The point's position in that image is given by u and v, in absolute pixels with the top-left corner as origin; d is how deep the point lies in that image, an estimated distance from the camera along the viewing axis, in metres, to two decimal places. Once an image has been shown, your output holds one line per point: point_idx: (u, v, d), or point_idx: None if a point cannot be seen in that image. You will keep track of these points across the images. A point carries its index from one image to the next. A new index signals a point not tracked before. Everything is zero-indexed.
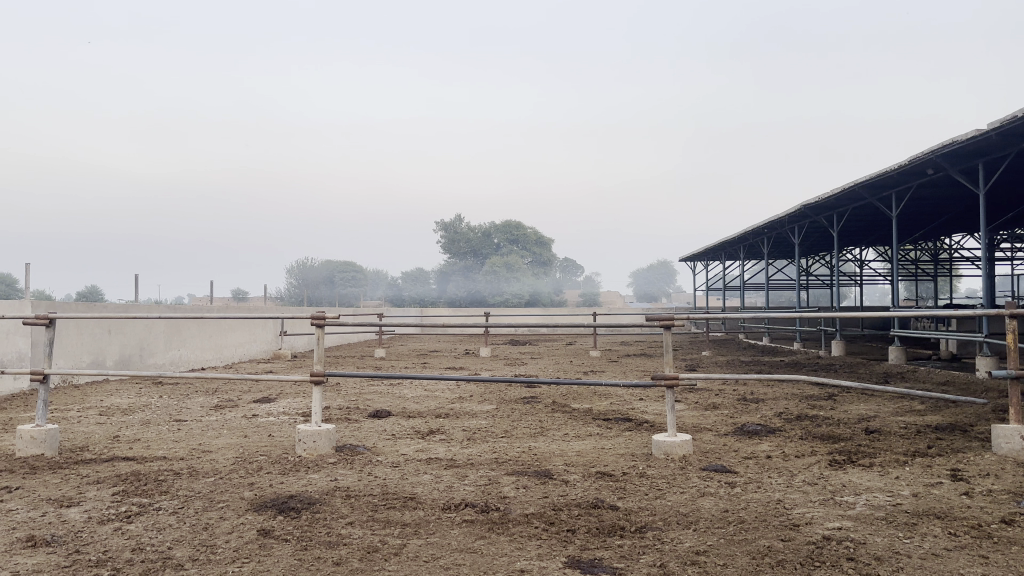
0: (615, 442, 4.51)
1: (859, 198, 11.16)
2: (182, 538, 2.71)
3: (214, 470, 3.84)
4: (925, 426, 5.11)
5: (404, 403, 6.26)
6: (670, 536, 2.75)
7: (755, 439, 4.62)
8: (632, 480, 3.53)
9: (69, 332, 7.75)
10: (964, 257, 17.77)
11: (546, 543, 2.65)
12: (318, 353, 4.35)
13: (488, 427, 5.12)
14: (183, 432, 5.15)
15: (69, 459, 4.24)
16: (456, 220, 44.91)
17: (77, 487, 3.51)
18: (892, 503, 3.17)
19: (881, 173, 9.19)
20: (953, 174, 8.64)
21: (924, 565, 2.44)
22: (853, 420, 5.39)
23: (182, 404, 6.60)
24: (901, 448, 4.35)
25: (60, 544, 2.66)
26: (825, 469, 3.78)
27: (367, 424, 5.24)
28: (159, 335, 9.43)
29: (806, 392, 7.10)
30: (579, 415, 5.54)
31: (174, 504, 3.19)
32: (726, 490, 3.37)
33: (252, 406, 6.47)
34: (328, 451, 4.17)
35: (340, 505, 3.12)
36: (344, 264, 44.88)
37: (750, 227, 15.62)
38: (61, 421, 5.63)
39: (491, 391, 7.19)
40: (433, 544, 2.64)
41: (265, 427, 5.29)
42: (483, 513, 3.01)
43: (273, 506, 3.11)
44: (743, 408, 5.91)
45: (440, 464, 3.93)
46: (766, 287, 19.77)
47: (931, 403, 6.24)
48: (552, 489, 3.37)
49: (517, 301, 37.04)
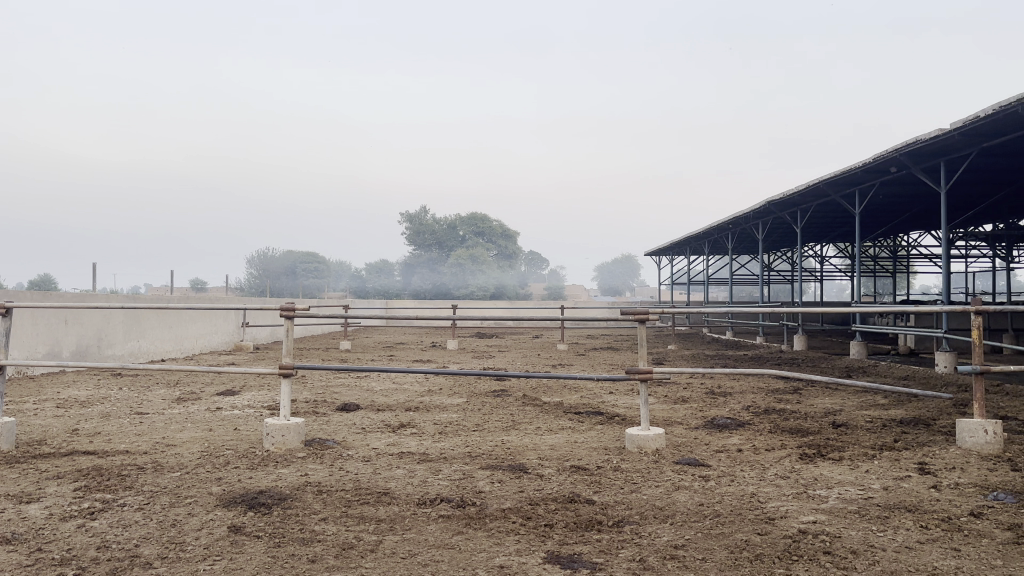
0: (587, 436, 4.50)
1: (823, 195, 11.32)
2: (149, 535, 2.63)
3: (179, 465, 3.74)
4: (889, 420, 5.19)
5: (372, 396, 6.19)
6: (648, 530, 2.74)
7: (725, 433, 4.65)
8: (606, 474, 3.52)
9: (24, 321, 7.53)
10: (922, 254, 18.13)
11: (524, 538, 2.62)
12: (287, 345, 4.26)
13: (458, 420, 5.09)
14: (146, 426, 5.02)
15: (27, 453, 4.11)
16: (421, 212, 44.63)
17: (36, 482, 3.40)
18: (864, 496, 3.19)
19: (847, 170, 9.31)
20: (916, 172, 8.78)
21: (899, 558, 2.46)
22: (820, 413, 5.46)
23: (143, 397, 6.44)
24: (869, 441, 4.41)
25: (21, 542, 2.56)
26: (797, 463, 3.81)
27: (335, 417, 5.18)
28: (118, 325, 9.21)
29: (771, 386, 7.18)
30: (550, 409, 5.52)
31: (139, 500, 3.10)
32: (701, 483, 3.38)
33: (216, 399, 6.34)
34: (297, 446, 4.09)
35: (312, 501, 3.06)
36: (308, 255, 44.35)
37: (715, 223, 15.77)
38: (17, 414, 5.46)
39: (459, 384, 7.15)
40: (410, 540, 2.60)
41: (231, 420, 5.19)
42: (459, 508, 2.97)
43: (243, 502, 3.04)
44: (712, 402, 5.94)
45: (413, 458, 3.88)
46: (729, 281, 19.98)
47: (894, 397, 6.35)
48: (527, 483, 3.34)
49: (482, 294, 36.96)
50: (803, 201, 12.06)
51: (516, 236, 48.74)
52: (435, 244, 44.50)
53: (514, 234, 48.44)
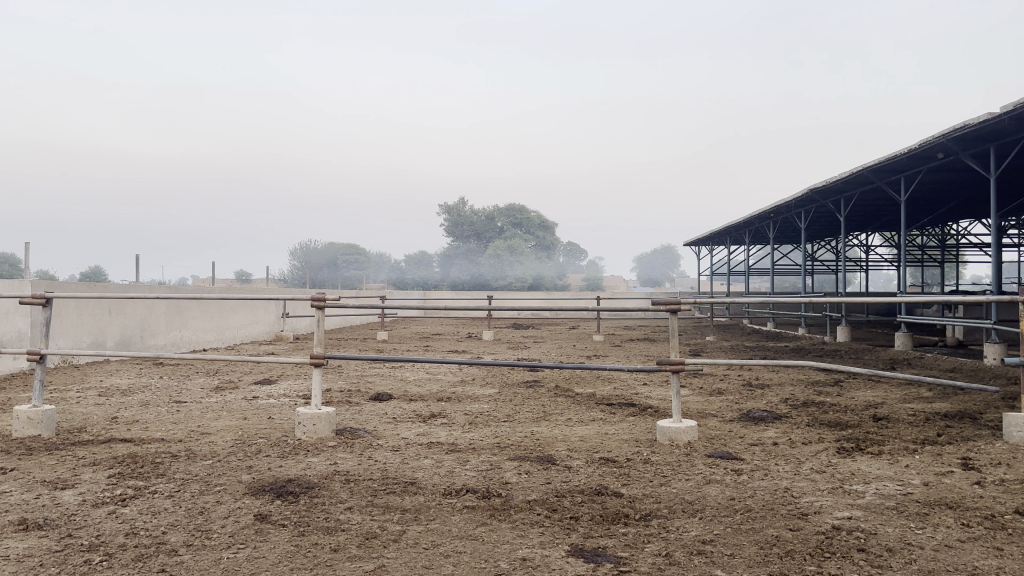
0: (619, 427, 4.45)
1: (867, 183, 11.05)
2: (177, 522, 2.65)
3: (212, 453, 3.78)
4: (933, 413, 5.04)
5: (406, 386, 6.20)
6: (676, 524, 2.68)
7: (761, 425, 4.56)
8: (636, 466, 3.46)
9: (69, 311, 7.70)
10: (971, 243, 17.63)
11: (549, 531, 2.59)
12: (318, 335, 4.27)
13: (490, 411, 5.06)
14: (183, 414, 5.10)
15: (66, 440, 4.19)
16: (459, 204, 44.69)
17: (73, 469, 3.46)
18: (902, 492, 3.10)
19: (891, 157, 9.06)
20: (964, 158, 8.52)
21: (937, 557, 2.37)
22: (860, 406, 5.33)
23: (182, 386, 6.54)
24: (911, 435, 4.28)
25: (53, 528, 2.60)
26: (834, 457, 3.71)
27: (368, 407, 5.19)
28: (160, 316, 9.37)
29: (812, 378, 7.04)
30: (583, 400, 5.48)
31: (170, 487, 3.13)
32: (733, 477, 3.31)
33: (252, 388, 6.42)
34: (328, 435, 4.11)
35: (339, 490, 3.06)
36: (348, 247, 44.75)
37: (756, 212, 15.51)
38: (60, 402, 5.58)
39: (493, 374, 7.13)
40: (434, 531, 2.58)
41: (265, 409, 5.24)
42: (484, 499, 2.95)
43: (271, 490, 3.05)
44: (748, 394, 5.84)
45: (442, 448, 3.86)
46: (770, 272, 19.65)
47: (939, 390, 6.18)
48: (555, 475, 3.31)
49: (520, 285, 36.89)
50: (847, 189, 11.79)
51: (555, 227, 48.59)
52: (474, 235, 44.51)
53: (553, 226, 48.30)
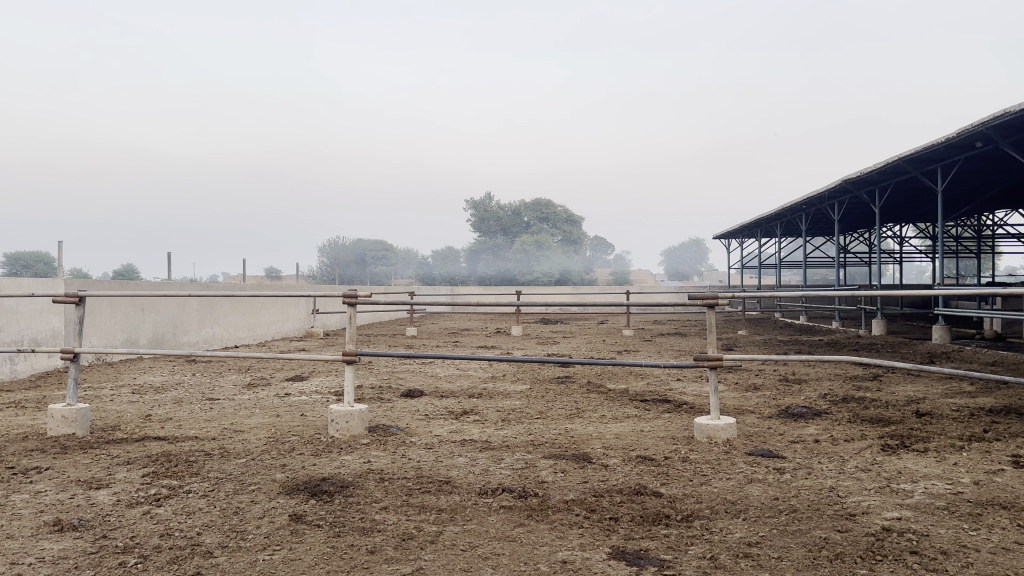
0: (655, 425, 4.37)
1: (902, 173, 10.83)
2: (212, 523, 2.63)
3: (245, 451, 3.76)
4: (978, 408, 4.90)
5: (437, 383, 6.17)
6: (719, 526, 2.60)
7: (801, 422, 4.45)
8: (675, 465, 3.39)
9: (101, 309, 7.77)
10: (1009, 234, 17.23)
11: (589, 532, 2.53)
12: (349, 332, 4.21)
13: (522, 408, 5.01)
14: (216, 411, 5.10)
15: (101, 439, 4.19)
16: (485, 198, 44.56)
17: (107, 468, 3.46)
18: (953, 491, 2.99)
19: (928, 146, 8.86)
20: (1004, 147, 8.29)
21: (994, 560, 2.28)
22: (902, 402, 5.19)
23: (214, 383, 6.56)
24: (956, 432, 4.15)
25: (88, 529, 2.58)
26: (878, 454, 3.60)
27: (400, 404, 5.16)
28: (191, 313, 9.42)
29: (849, 373, 6.90)
30: (615, 396, 5.41)
31: (204, 486, 3.12)
32: (775, 476, 3.22)
33: (284, 384, 6.42)
34: (360, 432, 4.07)
35: (373, 489, 3.02)
36: (375, 243, 44.88)
37: (787, 203, 15.28)
38: (94, 399, 5.63)
39: (523, 370, 7.07)
40: (471, 532, 2.53)
41: (297, 406, 5.23)
42: (521, 499, 2.89)
43: (305, 490, 3.02)
44: (786, 390, 5.73)
45: (476, 446, 3.82)
46: (801, 264, 19.37)
47: (981, 384, 6.03)
48: (592, 474, 3.24)
49: (547, 280, 36.66)
50: (883, 179, 11.54)
51: (582, 222, 48.38)
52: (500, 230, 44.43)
53: (579, 221, 48.12)
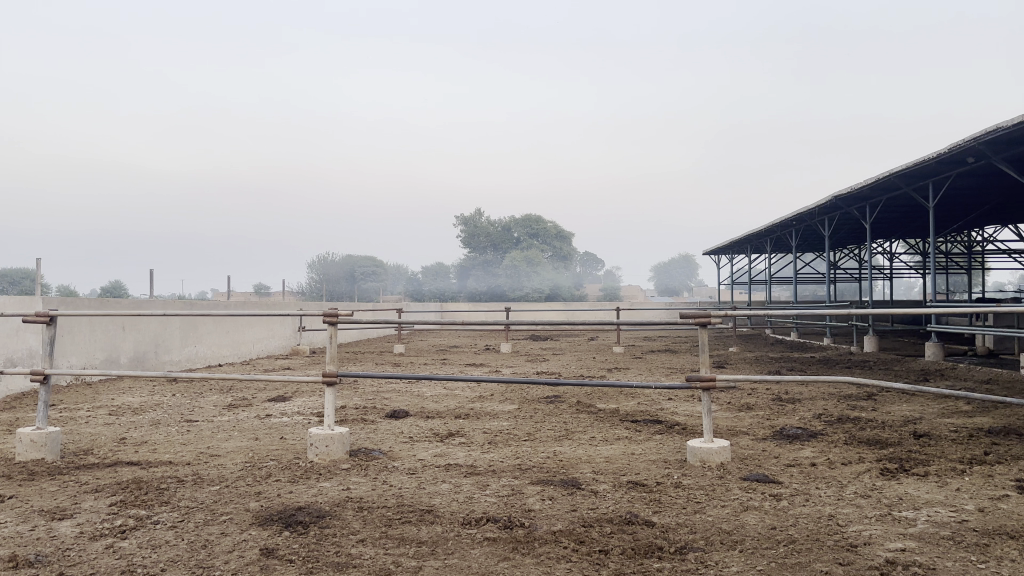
0: (646, 447, 4.23)
1: (893, 189, 10.78)
2: (178, 558, 2.47)
3: (220, 477, 3.60)
4: (976, 429, 4.79)
5: (422, 403, 6.02)
6: (714, 559, 2.47)
7: (796, 444, 4.33)
8: (667, 492, 3.25)
9: (81, 328, 7.60)
10: (998, 251, 17.23)
11: (578, 566, 2.39)
12: (331, 352, 4.05)
13: (509, 429, 4.87)
14: (193, 434, 4.93)
15: (71, 464, 4.03)
16: (476, 215, 44.50)
17: (73, 497, 3.29)
18: (957, 519, 2.87)
19: (920, 162, 8.80)
20: (996, 163, 8.22)
21: None
22: (898, 422, 5.08)
23: (195, 404, 6.37)
24: (955, 454, 4.03)
25: (44, 566, 2.42)
26: (877, 479, 3.48)
27: (383, 425, 5.00)
28: (174, 331, 9.25)
29: (843, 392, 6.78)
30: (605, 417, 5.27)
31: (173, 516, 2.96)
32: (772, 503, 3.09)
33: (266, 405, 6.25)
34: (341, 457, 3.92)
35: (351, 519, 2.87)
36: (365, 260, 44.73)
37: (778, 219, 15.20)
38: (68, 421, 5.45)
39: (510, 390, 6.92)
40: (452, 567, 2.39)
41: (277, 429, 5.06)
42: (506, 530, 2.75)
43: (279, 520, 2.87)
44: (780, 410, 5.60)
45: (460, 471, 3.67)
46: (791, 280, 19.30)
47: (977, 403, 5.92)
48: (580, 502, 3.10)
49: (537, 296, 36.68)
50: (874, 195, 11.46)
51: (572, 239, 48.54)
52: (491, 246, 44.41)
53: (570, 236, 48.31)
